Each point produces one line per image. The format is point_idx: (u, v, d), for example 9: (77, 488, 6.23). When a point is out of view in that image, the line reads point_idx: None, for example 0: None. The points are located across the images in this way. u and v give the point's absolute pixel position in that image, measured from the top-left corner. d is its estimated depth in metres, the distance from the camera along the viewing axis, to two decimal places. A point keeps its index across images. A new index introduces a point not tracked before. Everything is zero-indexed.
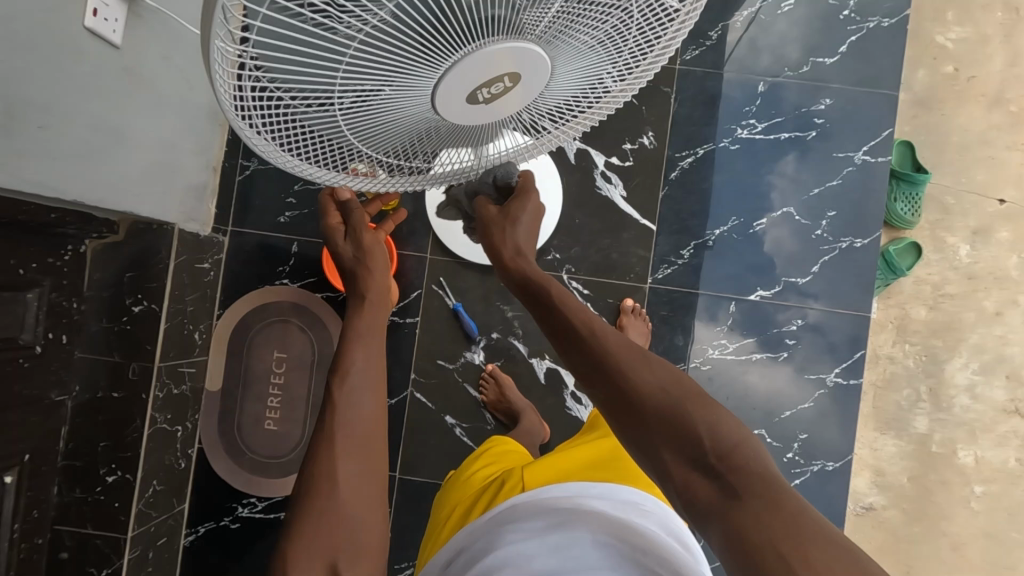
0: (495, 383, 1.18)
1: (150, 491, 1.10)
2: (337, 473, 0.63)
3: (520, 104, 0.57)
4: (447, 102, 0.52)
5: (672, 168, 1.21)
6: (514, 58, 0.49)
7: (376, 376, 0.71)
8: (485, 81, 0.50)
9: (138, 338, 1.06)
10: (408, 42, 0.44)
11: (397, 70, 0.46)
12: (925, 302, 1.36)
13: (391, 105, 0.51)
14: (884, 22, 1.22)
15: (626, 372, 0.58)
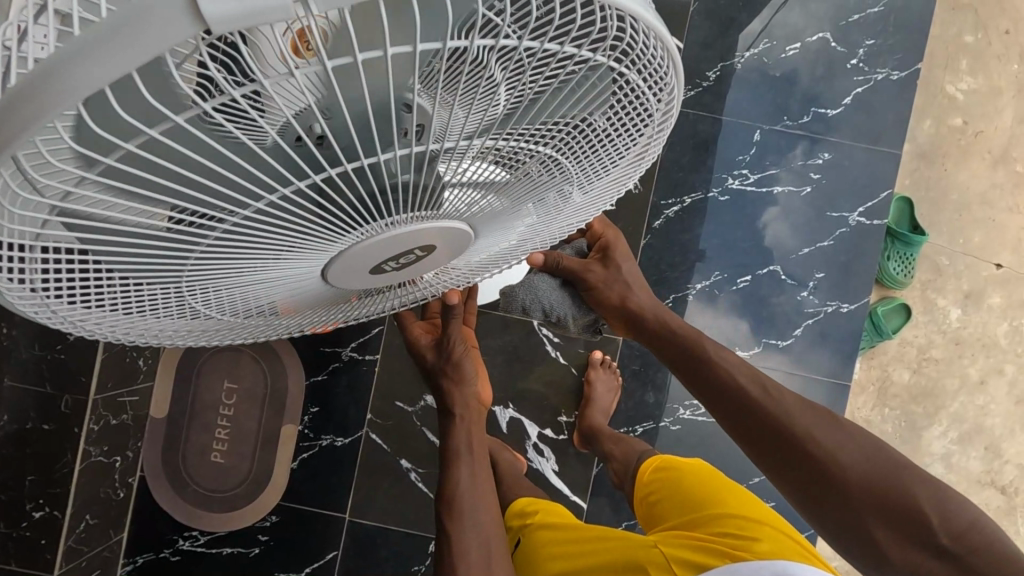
0: None
1: (82, 526, 1.04)
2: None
3: (432, 267, 0.52)
4: (343, 270, 0.46)
5: (657, 215, 1.14)
6: (429, 234, 0.45)
7: (480, 490, 0.75)
8: (393, 255, 0.46)
9: (73, 368, 0.99)
10: (298, 220, 0.38)
11: (281, 245, 0.40)
12: (908, 365, 1.31)
13: (271, 275, 0.44)
14: (893, 74, 1.15)
15: (815, 439, 0.62)
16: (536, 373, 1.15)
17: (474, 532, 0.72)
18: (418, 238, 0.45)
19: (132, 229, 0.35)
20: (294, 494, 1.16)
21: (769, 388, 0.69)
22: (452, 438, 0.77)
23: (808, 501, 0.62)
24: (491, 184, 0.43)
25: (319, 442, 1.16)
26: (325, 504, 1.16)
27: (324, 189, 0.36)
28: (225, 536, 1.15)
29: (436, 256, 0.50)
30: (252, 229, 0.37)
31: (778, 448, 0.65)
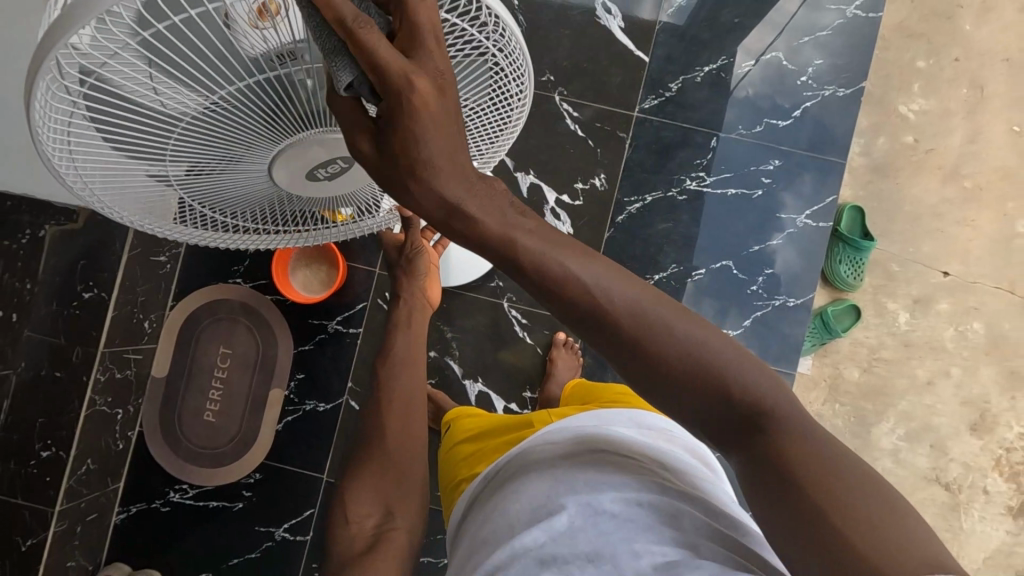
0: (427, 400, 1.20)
1: (83, 469, 1.15)
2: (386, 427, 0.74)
3: (360, 185, 0.64)
4: (289, 177, 0.59)
5: (620, 211, 1.25)
6: (347, 146, 0.55)
7: (417, 355, 0.84)
8: (321, 162, 0.57)
9: (85, 322, 1.12)
10: (249, 117, 0.50)
11: (235, 136, 0.52)
12: (859, 363, 1.39)
13: (230, 168, 0.57)
14: (840, 91, 1.26)
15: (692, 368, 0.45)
16: (505, 351, 1.25)
17: (406, 385, 0.79)
18: (341, 151, 0.56)
19: (137, 120, 0.49)
20: (277, 453, 1.26)
21: (645, 309, 0.46)
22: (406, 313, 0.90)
23: (696, 419, 0.48)
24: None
25: (303, 406, 1.26)
26: (305, 464, 1.26)
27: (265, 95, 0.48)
28: (212, 490, 1.25)
29: (359, 172, 0.61)
30: (221, 123, 0.50)
31: (638, 367, 0.47)
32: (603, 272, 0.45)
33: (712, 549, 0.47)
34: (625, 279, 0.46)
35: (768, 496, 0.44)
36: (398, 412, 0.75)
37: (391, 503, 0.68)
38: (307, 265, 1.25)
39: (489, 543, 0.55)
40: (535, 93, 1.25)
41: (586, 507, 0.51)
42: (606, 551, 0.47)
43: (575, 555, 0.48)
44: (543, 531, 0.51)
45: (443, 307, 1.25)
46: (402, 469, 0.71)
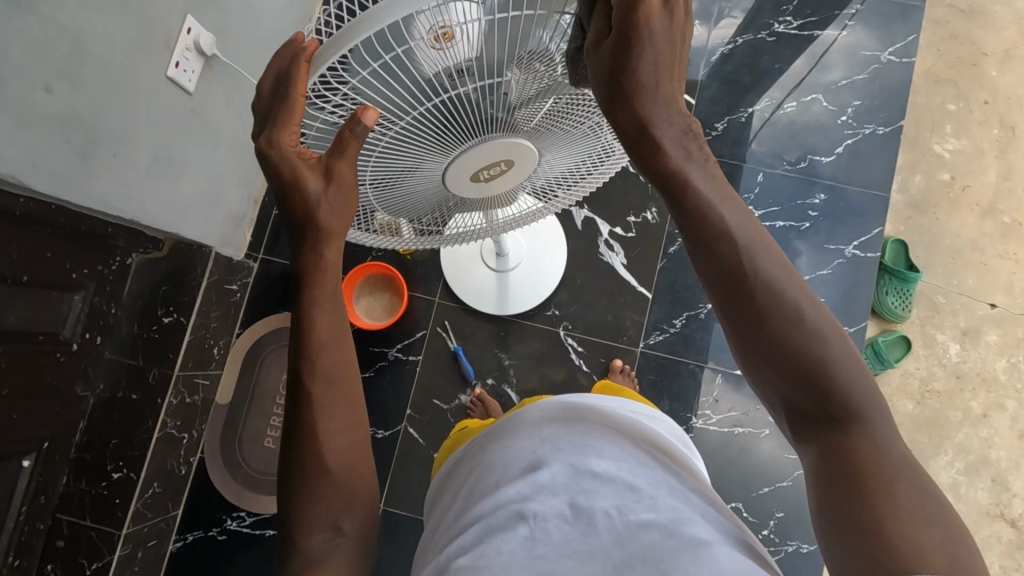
0: (481, 407, 1.23)
1: (149, 492, 1.18)
2: (319, 426, 0.55)
3: (518, 177, 0.71)
4: (455, 178, 0.66)
5: (671, 243, 1.30)
6: (508, 148, 0.62)
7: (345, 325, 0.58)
8: (486, 165, 0.64)
9: (162, 344, 1.16)
10: (422, 136, 0.57)
11: (408, 152, 0.58)
12: (911, 396, 1.39)
13: (409, 180, 0.65)
14: (880, 129, 1.33)
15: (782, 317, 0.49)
16: (561, 378, 1.27)
17: (333, 364, 0.56)
18: (506, 151, 0.63)
19: None
20: None
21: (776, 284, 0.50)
22: (316, 271, 0.56)
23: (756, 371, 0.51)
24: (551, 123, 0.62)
25: None
26: None
27: (437, 118, 0.54)
28: (267, 518, 1.25)
29: (516, 170, 0.68)
30: (404, 140, 0.56)
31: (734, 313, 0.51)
32: (749, 235, 0.51)
33: (688, 513, 0.50)
34: (737, 225, 0.51)
35: (828, 481, 0.47)
36: (332, 405, 0.56)
37: (342, 515, 0.55)
38: (370, 293, 1.29)
39: (480, 489, 0.59)
40: None
41: (570, 467, 0.55)
42: (584, 507, 0.51)
43: (555, 509, 0.52)
44: (527, 484, 0.54)
45: (501, 335, 1.29)
46: (346, 478, 0.55)
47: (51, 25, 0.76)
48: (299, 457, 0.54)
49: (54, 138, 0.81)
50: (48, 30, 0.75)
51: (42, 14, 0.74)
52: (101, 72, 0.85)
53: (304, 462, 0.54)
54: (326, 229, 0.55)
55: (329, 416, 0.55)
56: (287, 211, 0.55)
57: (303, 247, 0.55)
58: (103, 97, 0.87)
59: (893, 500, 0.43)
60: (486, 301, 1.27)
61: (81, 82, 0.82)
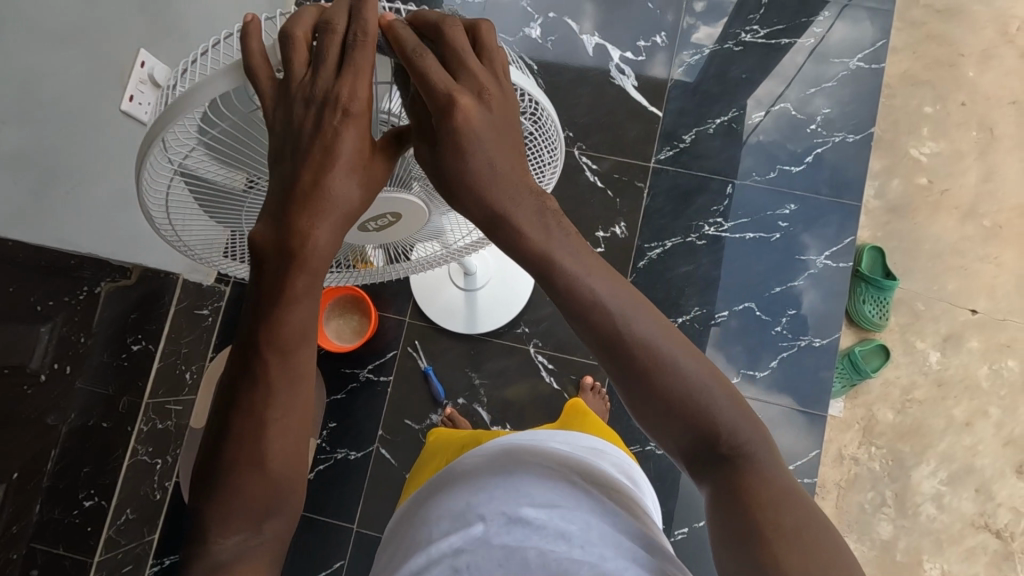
0: (452, 426, 1.23)
1: (122, 518, 1.20)
2: (266, 426, 0.50)
3: (419, 225, 0.70)
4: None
5: (641, 257, 1.29)
6: (388, 206, 0.62)
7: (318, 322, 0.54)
8: (369, 219, 0.64)
9: (132, 373, 1.18)
10: None
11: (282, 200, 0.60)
12: (892, 405, 1.37)
13: None
14: (850, 136, 1.31)
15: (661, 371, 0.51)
16: (533, 395, 1.27)
17: (299, 361, 0.52)
18: (387, 208, 0.63)
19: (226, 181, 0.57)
20: (310, 503, 1.26)
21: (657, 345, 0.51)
22: (305, 250, 0.50)
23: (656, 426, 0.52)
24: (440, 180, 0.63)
25: (334, 455, 1.28)
26: (334, 513, 1.26)
27: None
28: None
29: (407, 222, 0.68)
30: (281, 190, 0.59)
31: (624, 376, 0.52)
32: (624, 303, 0.52)
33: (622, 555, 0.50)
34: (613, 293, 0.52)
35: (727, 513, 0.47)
36: (286, 405, 0.51)
37: (267, 517, 0.51)
38: (340, 314, 1.30)
39: (416, 545, 0.60)
40: None
41: (504, 515, 0.54)
42: (517, 557, 0.51)
43: (487, 561, 0.52)
44: (459, 538, 0.55)
45: (472, 354, 1.29)
46: (283, 476, 0.51)
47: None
48: (234, 453, 0.50)
49: (11, 179, 0.83)
50: None
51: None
52: (49, 111, 0.86)
53: (237, 461, 0.50)
54: (343, 208, 0.51)
55: (280, 417, 0.51)
56: (304, 176, 0.49)
57: (304, 221, 0.50)
58: (53, 136, 0.88)
59: (787, 527, 0.44)
60: (454, 320, 1.27)
61: (31, 123, 0.84)
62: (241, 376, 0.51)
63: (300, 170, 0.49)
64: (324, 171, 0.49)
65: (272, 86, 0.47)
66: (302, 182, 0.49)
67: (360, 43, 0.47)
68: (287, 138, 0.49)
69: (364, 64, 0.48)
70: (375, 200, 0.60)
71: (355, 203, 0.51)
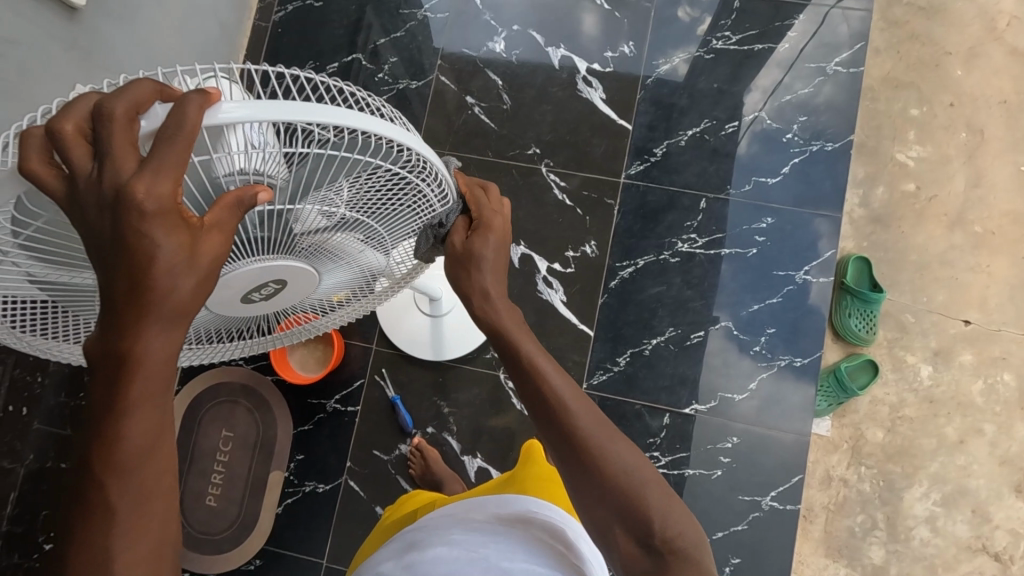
0: (420, 456, 1.20)
1: None
2: (109, 558, 0.45)
3: (314, 284, 0.66)
4: (222, 302, 0.62)
5: (612, 277, 1.24)
6: (270, 272, 0.59)
7: (164, 432, 0.48)
8: (253, 287, 0.61)
9: None
10: None
11: None
12: (881, 423, 1.31)
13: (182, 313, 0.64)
14: (828, 145, 1.27)
15: (593, 447, 0.59)
16: (503, 423, 1.23)
17: (141, 482, 0.47)
18: (271, 275, 0.59)
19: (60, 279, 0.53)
20: (278, 538, 1.23)
21: (577, 419, 0.61)
22: (132, 355, 0.45)
23: (585, 506, 0.58)
24: (332, 245, 0.60)
25: (302, 488, 1.25)
26: (303, 548, 1.23)
27: None
28: None
29: (296, 284, 0.64)
30: None
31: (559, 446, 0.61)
32: (568, 391, 0.63)
33: None
34: (561, 380, 0.64)
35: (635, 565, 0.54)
36: (132, 530, 0.46)
37: None
38: (304, 344, 1.27)
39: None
40: (522, 166, 1.29)
41: None
42: None
43: None
44: None
45: (439, 381, 1.25)
46: None
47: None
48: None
49: None
50: None
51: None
52: None
53: None
54: (170, 309, 0.44)
55: (127, 544, 0.46)
56: (108, 277, 0.43)
57: (129, 331, 0.44)
58: None
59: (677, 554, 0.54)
60: (420, 347, 1.23)
61: None
62: (80, 504, 0.46)
63: (111, 281, 0.43)
64: (141, 273, 0.42)
65: (60, 182, 0.43)
66: (119, 291, 0.43)
67: (167, 136, 0.40)
68: (93, 237, 0.43)
69: (173, 159, 0.40)
70: (261, 267, 0.57)
71: (183, 304, 0.45)
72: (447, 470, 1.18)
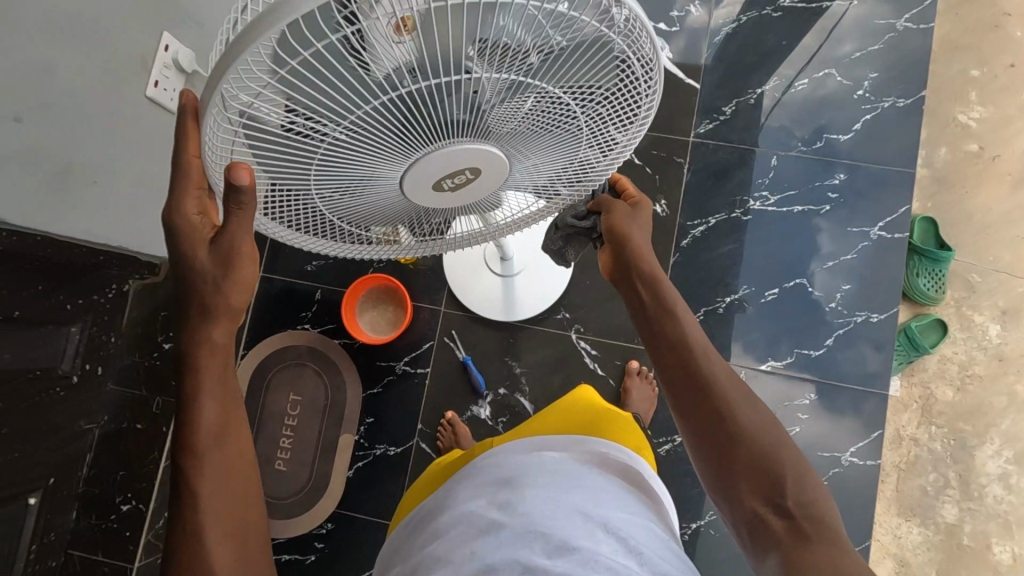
0: (450, 431, 1.20)
1: (159, 523, 1.18)
2: (203, 528, 0.53)
3: (497, 176, 0.62)
4: (417, 188, 0.59)
5: (684, 235, 1.24)
6: (468, 153, 0.55)
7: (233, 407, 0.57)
8: (450, 173, 0.57)
9: (164, 372, 1.15)
10: (384, 138, 0.50)
11: (364, 156, 0.51)
12: (950, 382, 1.31)
13: (368, 196, 0.60)
14: (899, 102, 1.26)
15: (731, 401, 0.61)
16: (576, 383, 1.22)
17: (219, 456, 0.55)
18: (467, 157, 0.55)
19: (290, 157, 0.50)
20: (350, 502, 1.22)
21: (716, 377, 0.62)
22: (198, 354, 0.55)
23: (714, 461, 0.60)
24: (525, 130, 0.56)
25: (373, 451, 1.24)
26: (376, 510, 1.22)
27: (389, 121, 0.48)
28: (282, 544, 1.20)
29: (486, 173, 0.60)
30: (350, 146, 0.49)
31: (680, 393, 0.63)
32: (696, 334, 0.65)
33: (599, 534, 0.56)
34: (695, 330, 0.66)
35: (765, 537, 0.56)
36: (219, 492, 0.55)
37: None
38: (373, 306, 1.25)
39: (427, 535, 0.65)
40: None
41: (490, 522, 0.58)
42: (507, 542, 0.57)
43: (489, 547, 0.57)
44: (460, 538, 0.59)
45: (511, 343, 1.24)
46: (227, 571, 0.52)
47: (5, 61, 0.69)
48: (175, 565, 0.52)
49: (23, 173, 0.74)
50: (5, 64, 0.68)
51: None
52: (74, 100, 0.79)
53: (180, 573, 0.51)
54: (222, 307, 0.54)
55: (213, 515, 0.53)
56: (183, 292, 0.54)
57: (195, 331, 0.55)
58: (78, 125, 0.81)
59: (817, 524, 0.55)
60: (495, 309, 1.22)
61: (53, 113, 0.77)
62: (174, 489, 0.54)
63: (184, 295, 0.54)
64: (205, 287, 0.53)
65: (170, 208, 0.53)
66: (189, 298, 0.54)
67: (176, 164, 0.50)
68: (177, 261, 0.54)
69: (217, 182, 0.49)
70: (458, 147, 0.53)
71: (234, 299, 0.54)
72: None
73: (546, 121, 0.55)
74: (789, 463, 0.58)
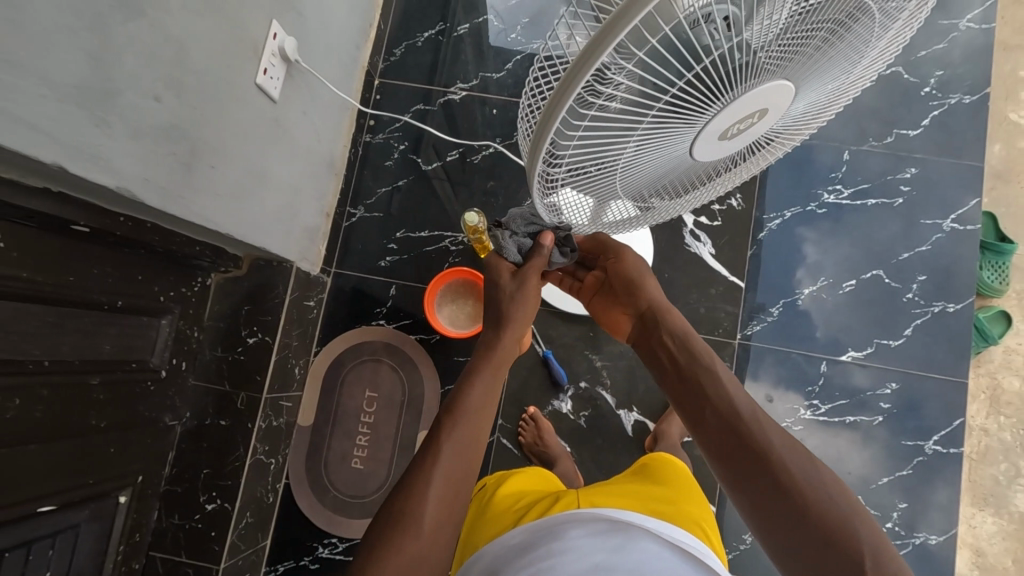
0: (534, 425, 1.19)
1: (243, 523, 1.14)
2: (429, 484, 0.64)
3: (771, 121, 0.61)
4: (703, 148, 0.61)
5: (760, 228, 1.27)
6: (763, 97, 0.55)
7: (488, 406, 0.74)
8: (737, 124, 0.58)
9: (248, 368, 1.12)
10: (691, 106, 0.53)
11: (672, 123, 0.55)
12: (1017, 372, 1.33)
13: (656, 164, 0.63)
14: (965, 98, 1.29)
15: (789, 469, 0.60)
16: None
17: (465, 434, 0.69)
18: (760, 103, 0.56)
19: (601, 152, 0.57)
20: None
21: (773, 443, 0.62)
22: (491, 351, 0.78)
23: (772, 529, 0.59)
24: (806, 65, 0.55)
25: None
26: None
27: (694, 90, 0.51)
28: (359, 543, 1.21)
29: (766, 120, 0.60)
30: (663, 119, 0.54)
31: (739, 460, 0.63)
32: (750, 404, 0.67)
33: None
34: (745, 400, 0.67)
35: None
36: (450, 465, 0.66)
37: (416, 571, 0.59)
38: (452, 300, 1.25)
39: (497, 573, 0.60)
40: None
41: None
42: None
43: None
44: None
45: (591, 336, 1.24)
46: (435, 531, 0.61)
47: (159, 37, 0.68)
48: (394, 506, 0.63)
49: (159, 150, 0.73)
50: (151, 37, 0.67)
51: (149, 19, 0.66)
52: (201, 79, 0.77)
53: (402, 515, 0.62)
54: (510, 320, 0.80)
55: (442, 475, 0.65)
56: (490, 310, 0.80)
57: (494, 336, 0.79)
58: (203, 105, 0.79)
59: None
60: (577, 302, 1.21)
61: (185, 93, 0.75)
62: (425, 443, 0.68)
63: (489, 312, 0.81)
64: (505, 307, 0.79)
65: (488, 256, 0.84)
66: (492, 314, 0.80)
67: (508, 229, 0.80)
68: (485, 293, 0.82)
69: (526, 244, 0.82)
70: (756, 91, 0.53)
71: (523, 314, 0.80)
72: (559, 446, 1.17)
73: (825, 47, 0.54)
74: (864, 537, 0.56)
